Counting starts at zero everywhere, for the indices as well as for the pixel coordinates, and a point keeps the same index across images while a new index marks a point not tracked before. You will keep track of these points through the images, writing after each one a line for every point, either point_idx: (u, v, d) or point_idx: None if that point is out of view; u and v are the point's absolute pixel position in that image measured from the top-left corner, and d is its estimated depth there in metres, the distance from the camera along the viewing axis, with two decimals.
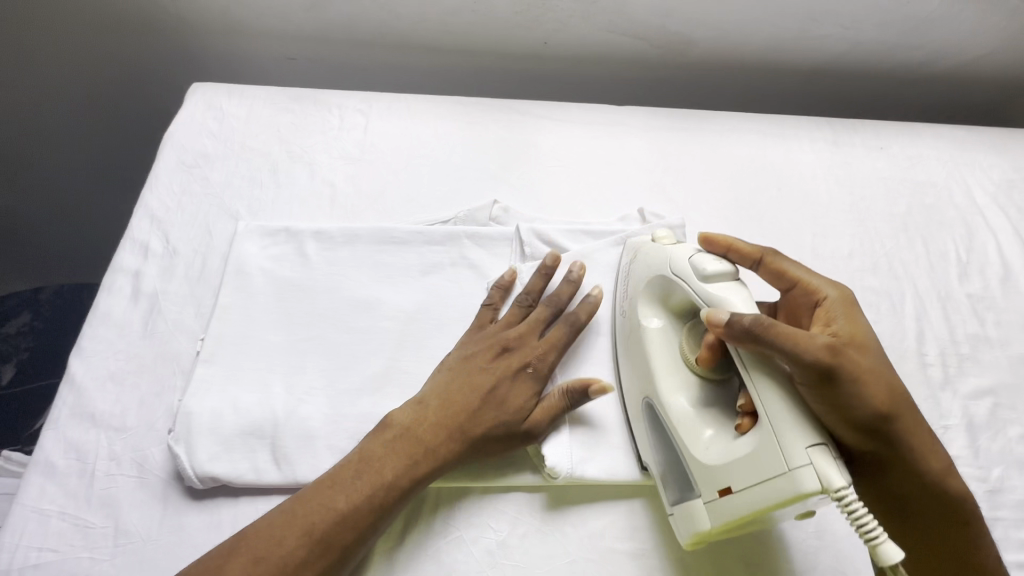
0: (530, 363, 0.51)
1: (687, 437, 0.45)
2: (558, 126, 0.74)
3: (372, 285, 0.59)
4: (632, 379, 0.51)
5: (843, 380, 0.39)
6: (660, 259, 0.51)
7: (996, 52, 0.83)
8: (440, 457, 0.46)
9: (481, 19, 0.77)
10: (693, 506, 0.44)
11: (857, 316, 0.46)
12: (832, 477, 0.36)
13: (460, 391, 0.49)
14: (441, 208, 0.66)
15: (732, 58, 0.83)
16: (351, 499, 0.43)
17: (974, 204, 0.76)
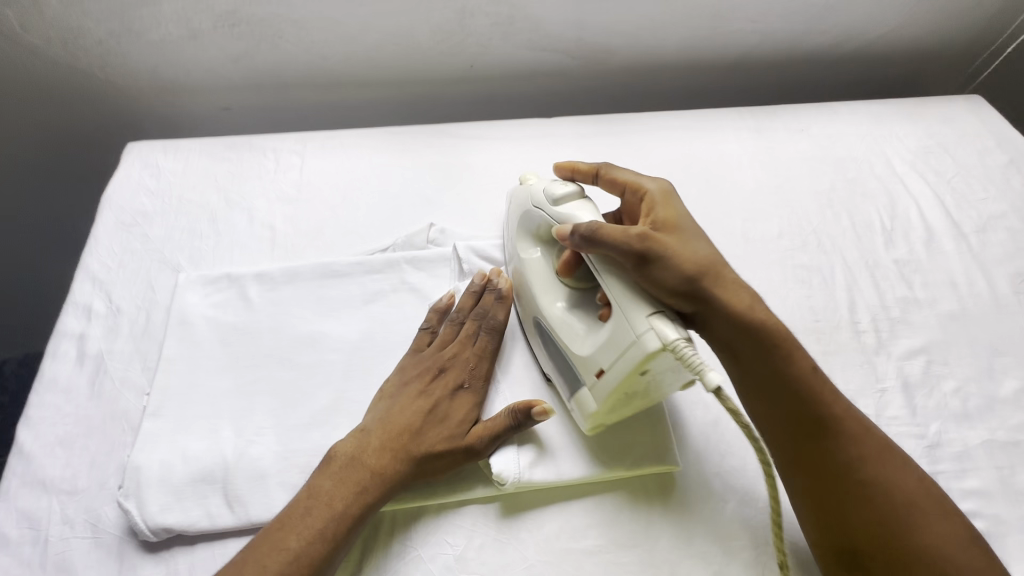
0: (469, 382, 0.54)
1: (568, 338, 0.52)
2: (490, 144, 0.77)
3: (315, 320, 0.60)
4: (523, 303, 0.58)
5: (657, 258, 0.46)
6: (525, 196, 0.58)
7: (898, 28, 0.87)
8: (387, 480, 0.48)
9: (406, 51, 0.80)
10: (584, 396, 0.50)
11: (670, 200, 0.53)
12: (666, 332, 0.43)
13: (399, 414, 0.51)
14: (380, 237, 0.68)
15: (653, 62, 0.86)
16: (302, 536, 0.45)
17: (895, 173, 0.79)
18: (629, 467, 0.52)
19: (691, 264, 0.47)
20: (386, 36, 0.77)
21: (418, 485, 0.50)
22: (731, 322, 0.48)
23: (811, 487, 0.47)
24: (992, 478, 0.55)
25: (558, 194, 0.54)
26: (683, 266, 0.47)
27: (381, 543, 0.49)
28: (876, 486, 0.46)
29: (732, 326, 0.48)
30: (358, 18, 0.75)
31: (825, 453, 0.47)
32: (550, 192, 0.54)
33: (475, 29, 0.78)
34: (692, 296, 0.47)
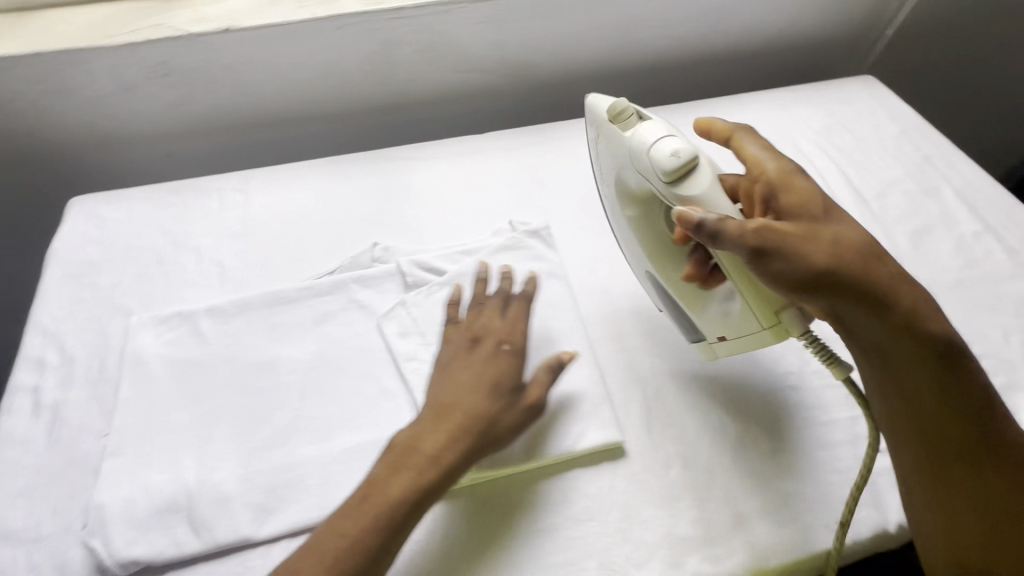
0: (507, 345, 0.56)
1: (686, 304, 0.57)
2: (426, 163, 0.81)
3: (268, 346, 0.62)
4: (632, 254, 0.62)
5: (784, 256, 0.47)
6: (625, 154, 0.55)
7: (794, 21, 0.95)
8: (448, 462, 0.50)
9: (337, 84, 0.84)
10: (704, 346, 0.60)
11: (795, 179, 0.55)
12: (794, 325, 0.52)
13: (447, 392, 0.53)
14: (326, 260, 0.71)
15: (573, 73, 0.92)
16: (364, 523, 0.47)
17: (803, 153, 0.86)
18: (576, 446, 0.56)
19: (824, 248, 0.48)
20: (317, 72, 0.81)
21: (486, 454, 0.53)
22: (866, 303, 0.48)
23: (925, 453, 0.48)
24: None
25: (659, 162, 0.51)
26: (817, 250, 0.48)
27: None
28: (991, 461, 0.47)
29: (868, 307, 0.48)
30: (287, 57, 0.79)
31: (953, 426, 0.47)
32: (649, 156, 0.51)
33: (401, 57, 0.83)
34: (830, 278, 0.47)
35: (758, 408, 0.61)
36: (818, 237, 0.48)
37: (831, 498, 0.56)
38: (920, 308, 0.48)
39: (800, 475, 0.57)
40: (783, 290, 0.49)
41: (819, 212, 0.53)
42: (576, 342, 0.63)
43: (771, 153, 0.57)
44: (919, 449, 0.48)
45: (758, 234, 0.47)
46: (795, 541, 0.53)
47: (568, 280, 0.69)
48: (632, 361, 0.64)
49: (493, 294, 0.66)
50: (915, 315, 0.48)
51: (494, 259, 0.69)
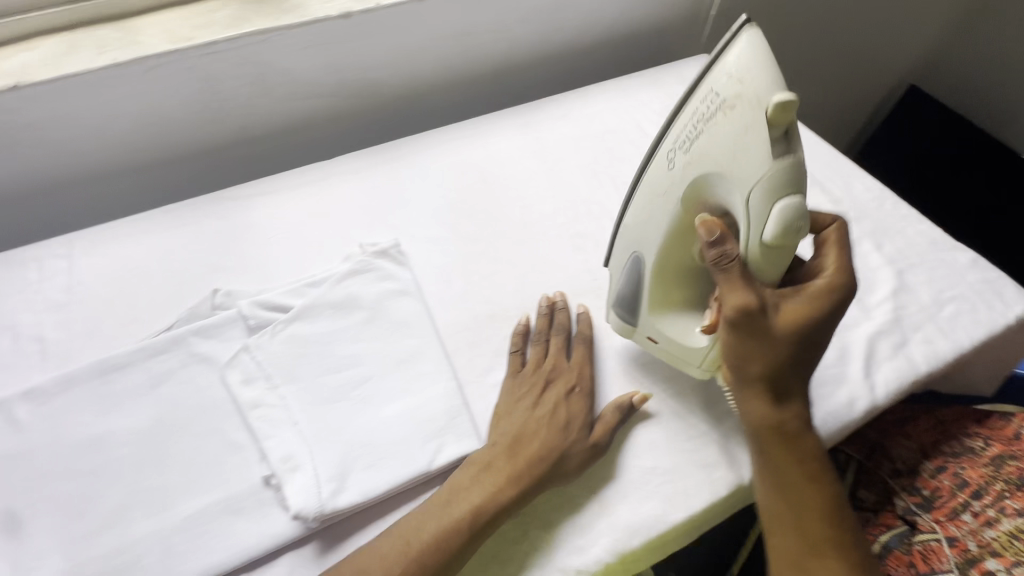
0: (581, 383, 0.60)
1: (652, 296, 0.60)
2: (271, 197, 0.78)
3: (98, 420, 0.58)
4: (632, 224, 0.60)
5: (746, 327, 0.50)
6: (752, 180, 0.48)
7: (631, 8, 0.98)
8: (518, 492, 0.52)
9: (166, 128, 0.79)
10: (635, 333, 0.63)
11: (824, 296, 0.53)
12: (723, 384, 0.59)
13: (527, 422, 0.56)
14: (164, 316, 0.66)
15: (420, 86, 0.92)
16: (441, 523, 0.50)
17: (647, 135, 0.90)
18: (432, 465, 0.55)
19: (782, 353, 0.51)
20: (138, 120, 0.77)
21: (548, 491, 0.54)
22: (782, 405, 0.53)
23: (796, 526, 0.51)
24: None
25: (769, 210, 0.48)
26: (773, 351, 0.51)
27: None
28: (850, 559, 0.50)
29: (781, 409, 0.53)
30: (97, 108, 0.73)
31: (820, 516, 0.52)
32: (767, 194, 0.48)
33: (229, 93, 0.79)
34: (762, 374, 0.51)
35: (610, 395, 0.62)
36: (787, 341, 0.51)
37: (687, 465, 0.57)
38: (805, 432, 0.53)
39: (658, 449, 0.58)
40: (728, 351, 0.52)
41: (814, 333, 0.52)
42: (432, 356, 0.62)
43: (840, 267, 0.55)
44: (790, 521, 0.52)
45: (732, 302, 0.50)
46: (658, 514, 0.54)
47: (422, 296, 0.68)
48: (492, 365, 0.63)
49: (342, 323, 0.64)
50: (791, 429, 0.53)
51: (342, 287, 0.67)
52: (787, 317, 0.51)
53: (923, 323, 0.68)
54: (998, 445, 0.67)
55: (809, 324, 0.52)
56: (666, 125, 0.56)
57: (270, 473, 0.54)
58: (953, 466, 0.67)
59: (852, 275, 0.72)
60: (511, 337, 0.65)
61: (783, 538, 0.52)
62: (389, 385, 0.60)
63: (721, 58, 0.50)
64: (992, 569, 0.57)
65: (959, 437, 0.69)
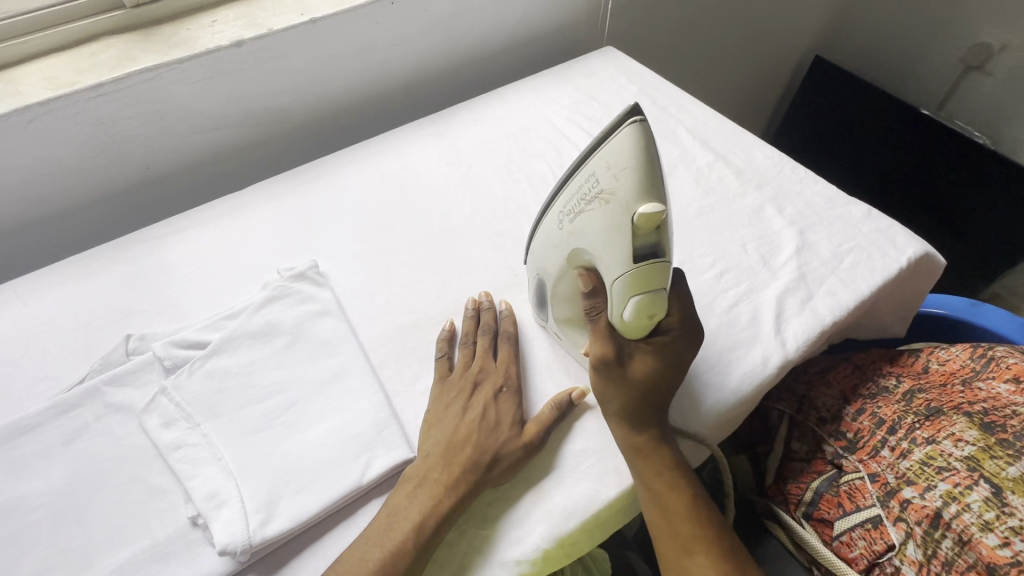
0: (509, 382, 0.61)
1: (555, 310, 0.61)
2: (181, 234, 0.76)
3: (9, 486, 0.55)
4: (539, 248, 0.60)
5: (608, 368, 0.56)
6: (614, 270, 0.48)
7: (530, 9, 1.00)
8: (456, 500, 0.52)
9: (62, 179, 0.77)
10: (547, 326, 0.66)
11: (673, 342, 0.57)
12: None
13: (456, 429, 0.57)
14: (76, 370, 0.64)
15: (328, 107, 0.92)
16: (381, 550, 0.50)
17: (557, 129, 0.92)
18: (363, 479, 0.55)
19: (637, 392, 0.56)
20: (30, 173, 0.74)
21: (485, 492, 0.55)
22: (638, 429, 0.55)
23: (670, 532, 0.54)
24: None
25: (624, 302, 0.49)
26: (630, 390, 0.56)
27: None
28: (719, 553, 0.52)
29: (642, 431, 0.55)
30: None
31: (684, 516, 0.54)
32: (624, 290, 0.48)
33: (126, 134, 0.77)
34: (620, 408, 0.56)
35: (539, 385, 0.63)
36: (641, 382, 0.56)
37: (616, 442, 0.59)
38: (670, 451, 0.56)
39: (586, 431, 0.59)
40: (597, 388, 0.57)
41: (669, 374, 0.57)
42: (358, 372, 0.62)
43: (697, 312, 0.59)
44: (662, 525, 0.54)
45: (591, 350, 0.56)
46: (591, 494, 0.56)
47: (344, 314, 0.68)
48: (419, 373, 0.64)
49: (262, 352, 0.63)
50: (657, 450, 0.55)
51: (260, 315, 0.66)
52: (643, 364, 0.56)
53: (826, 277, 0.72)
54: (909, 379, 0.71)
55: (662, 367, 0.56)
56: (566, 180, 0.54)
57: (195, 513, 0.53)
58: (871, 406, 0.70)
59: (758, 240, 0.76)
60: (437, 343, 0.65)
61: (664, 543, 0.54)
62: (315, 406, 0.60)
63: (604, 144, 0.47)
64: (908, 497, 0.60)
65: (875, 379, 0.73)
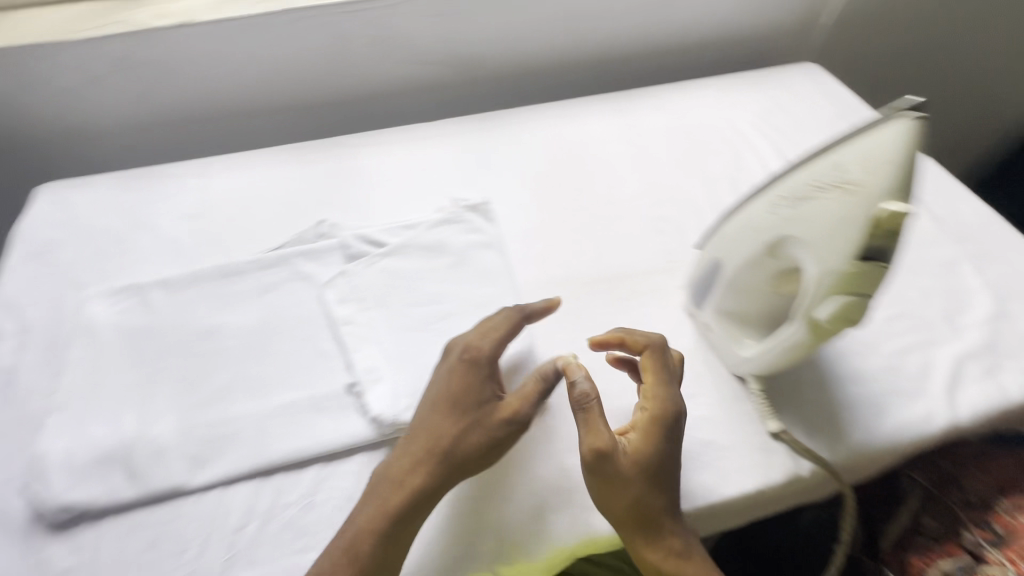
0: (478, 352, 0.56)
1: (720, 299, 0.60)
2: (376, 146, 0.84)
3: (214, 314, 0.65)
4: (719, 234, 0.58)
5: (600, 479, 0.51)
6: (823, 264, 0.45)
7: (739, 10, 0.98)
8: (411, 484, 0.51)
9: (293, 77, 0.87)
10: (698, 317, 0.66)
11: (659, 442, 0.52)
12: (771, 422, 0.58)
13: (396, 501, 0.51)
14: (276, 237, 0.74)
15: (522, 65, 0.96)
16: (352, 547, 0.49)
17: (740, 133, 0.89)
18: None
19: (635, 499, 0.51)
20: (274, 65, 0.85)
21: (456, 468, 0.53)
22: (656, 545, 0.51)
23: None
24: (808, 373, 0.62)
25: (824, 299, 0.46)
26: (624, 498, 0.51)
27: (279, 492, 0.54)
28: None
29: (657, 547, 0.51)
30: (244, 50, 0.83)
31: None
32: (832, 286, 0.45)
33: (354, 50, 0.87)
34: (620, 520, 0.51)
35: None
36: (641, 485, 0.51)
37: (743, 445, 0.58)
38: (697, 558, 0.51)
39: (716, 425, 0.59)
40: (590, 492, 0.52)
41: (662, 471, 0.52)
42: (509, 306, 0.66)
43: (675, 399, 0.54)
44: None
45: (586, 445, 0.51)
46: (709, 487, 0.55)
47: (505, 252, 0.72)
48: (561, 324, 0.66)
49: (429, 264, 0.69)
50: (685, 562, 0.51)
51: (433, 233, 0.72)
52: (631, 466, 0.51)
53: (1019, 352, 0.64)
54: None
55: (653, 468, 0.52)
56: (790, 168, 0.50)
57: (354, 381, 0.60)
58: None
59: (945, 293, 0.69)
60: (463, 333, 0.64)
61: None
62: (465, 323, 0.64)
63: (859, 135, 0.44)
64: None
65: None
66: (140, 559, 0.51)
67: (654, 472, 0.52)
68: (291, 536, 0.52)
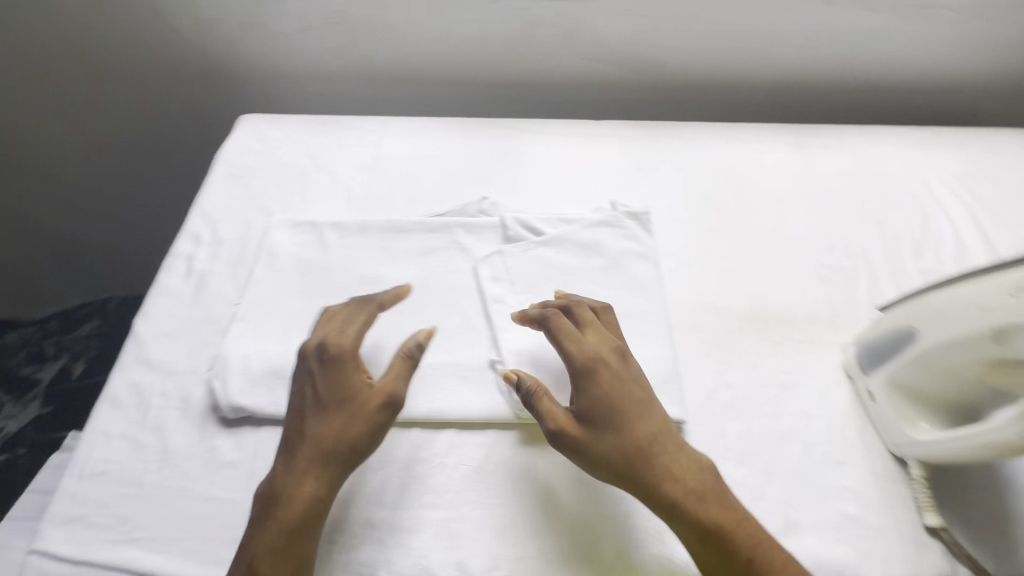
0: (338, 345, 0.55)
1: (899, 370, 0.56)
2: (541, 136, 0.85)
3: (377, 264, 0.70)
4: (920, 303, 0.55)
5: (574, 445, 0.52)
6: None
7: (954, 58, 0.89)
8: (302, 481, 0.50)
9: (476, 55, 0.90)
10: (859, 382, 0.61)
11: (598, 407, 0.52)
12: (927, 516, 0.53)
13: (292, 512, 0.49)
14: (439, 204, 0.77)
15: (699, 80, 0.93)
16: (273, 541, 0.47)
17: (932, 192, 0.81)
18: None
19: (610, 447, 0.51)
20: (464, 41, 0.89)
21: (339, 455, 0.51)
22: (654, 490, 0.50)
23: None
24: (980, 474, 0.55)
25: None
26: (601, 450, 0.51)
27: (416, 446, 0.57)
28: None
29: (658, 491, 0.50)
30: (441, 24, 0.87)
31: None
32: None
33: (540, 38, 0.88)
34: (611, 475, 0.51)
35: (827, 431, 0.59)
36: (610, 434, 0.52)
37: (892, 530, 0.53)
38: (704, 496, 0.50)
39: (864, 501, 0.54)
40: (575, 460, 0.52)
41: (623, 423, 0.52)
42: (657, 322, 0.65)
43: (602, 365, 0.54)
44: None
45: (547, 424, 0.52)
46: (849, 564, 0.51)
47: (658, 266, 0.71)
48: (707, 353, 0.64)
49: (582, 262, 0.69)
50: (699, 503, 0.49)
51: (591, 232, 0.71)
52: (589, 423, 0.52)
53: None
54: None
55: (613, 420, 0.52)
56: None
57: (497, 358, 0.61)
58: None
59: None
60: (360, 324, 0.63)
61: None
62: None
63: None
64: None
65: None
66: None
67: (617, 424, 0.52)
68: (422, 492, 0.55)
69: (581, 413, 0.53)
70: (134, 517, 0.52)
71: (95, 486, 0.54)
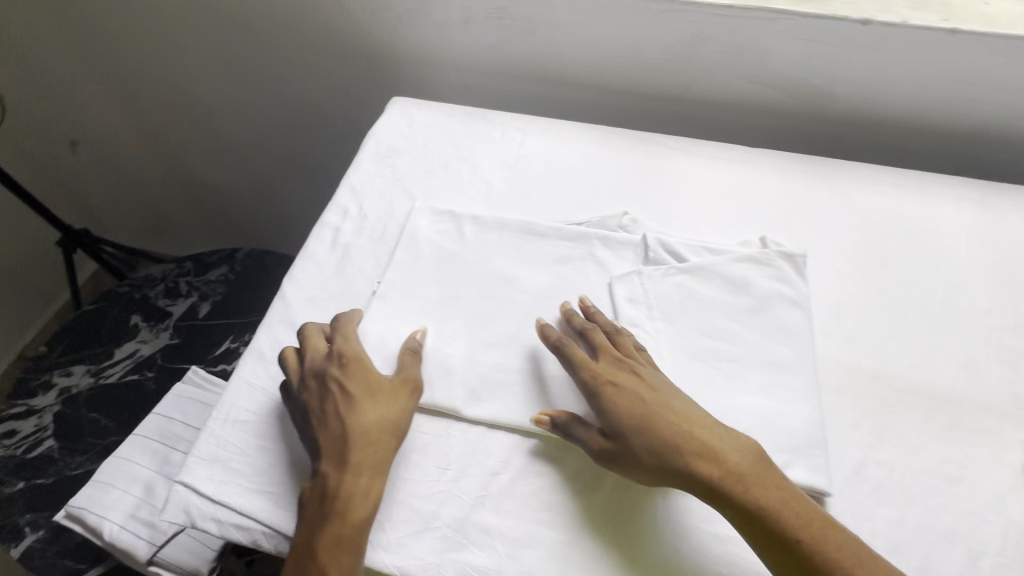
0: (353, 351, 0.58)
1: None
2: (689, 155, 0.81)
3: (512, 265, 0.69)
4: None
5: (616, 460, 0.51)
6: None
7: None
8: (352, 476, 0.51)
9: (631, 63, 0.88)
10: None
11: (621, 422, 0.51)
12: None
13: (359, 510, 0.50)
14: (577, 212, 0.76)
15: (870, 117, 0.85)
16: (342, 536, 0.49)
17: None
18: None
19: (645, 453, 0.50)
20: (620, 48, 0.86)
21: (378, 446, 0.53)
22: (690, 478, 0.49)
23: None
24: None
25: None
26: (638, 459, 0.50)
27: (536, 457, 0.56)
28: None
29: (693, 479, 0.49)
30: (602, 31, 0.85)
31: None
32: None
33: (702, 53, 0.83)
34: (647, 474, 0.50)
35: (1000, 540, 0.51)
36: (639, 440, 0.50)
37: None
38: (740, 474, 0.49)
39: None
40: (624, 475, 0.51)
41: (644, 423, 0.51)
42: (805, 377, 0.59)
43: (614, 385, 0.53)
44: None
45: (593, 446, 0.52)
46: None
47: (810, 315, 0.65)
48: (859, 422, 0.58)
49: (726, 298, 0.65)
50: (737, 483, 0.48)
51: (738, 267, 0.67)
52: (618, 434, 0.51)
53: None
54: None
55: (639, 426, 0.51)
56: None
57: None
58: None
59: None
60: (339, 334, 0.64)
61: None
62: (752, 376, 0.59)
63: None
64: None
65: None
66: (410, 456, 0.56)
67: (645, 430, 0.51)
68: (539, 505, 0.53)
69: (614, 432, 0.51)
70: (266, 470, 0.55)
71: (234, 432, 0.57)
